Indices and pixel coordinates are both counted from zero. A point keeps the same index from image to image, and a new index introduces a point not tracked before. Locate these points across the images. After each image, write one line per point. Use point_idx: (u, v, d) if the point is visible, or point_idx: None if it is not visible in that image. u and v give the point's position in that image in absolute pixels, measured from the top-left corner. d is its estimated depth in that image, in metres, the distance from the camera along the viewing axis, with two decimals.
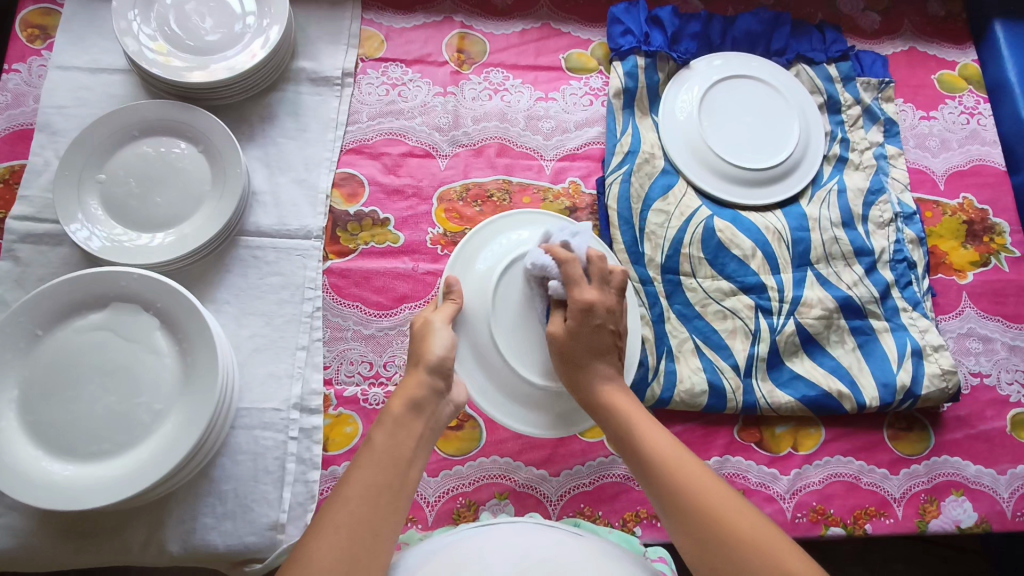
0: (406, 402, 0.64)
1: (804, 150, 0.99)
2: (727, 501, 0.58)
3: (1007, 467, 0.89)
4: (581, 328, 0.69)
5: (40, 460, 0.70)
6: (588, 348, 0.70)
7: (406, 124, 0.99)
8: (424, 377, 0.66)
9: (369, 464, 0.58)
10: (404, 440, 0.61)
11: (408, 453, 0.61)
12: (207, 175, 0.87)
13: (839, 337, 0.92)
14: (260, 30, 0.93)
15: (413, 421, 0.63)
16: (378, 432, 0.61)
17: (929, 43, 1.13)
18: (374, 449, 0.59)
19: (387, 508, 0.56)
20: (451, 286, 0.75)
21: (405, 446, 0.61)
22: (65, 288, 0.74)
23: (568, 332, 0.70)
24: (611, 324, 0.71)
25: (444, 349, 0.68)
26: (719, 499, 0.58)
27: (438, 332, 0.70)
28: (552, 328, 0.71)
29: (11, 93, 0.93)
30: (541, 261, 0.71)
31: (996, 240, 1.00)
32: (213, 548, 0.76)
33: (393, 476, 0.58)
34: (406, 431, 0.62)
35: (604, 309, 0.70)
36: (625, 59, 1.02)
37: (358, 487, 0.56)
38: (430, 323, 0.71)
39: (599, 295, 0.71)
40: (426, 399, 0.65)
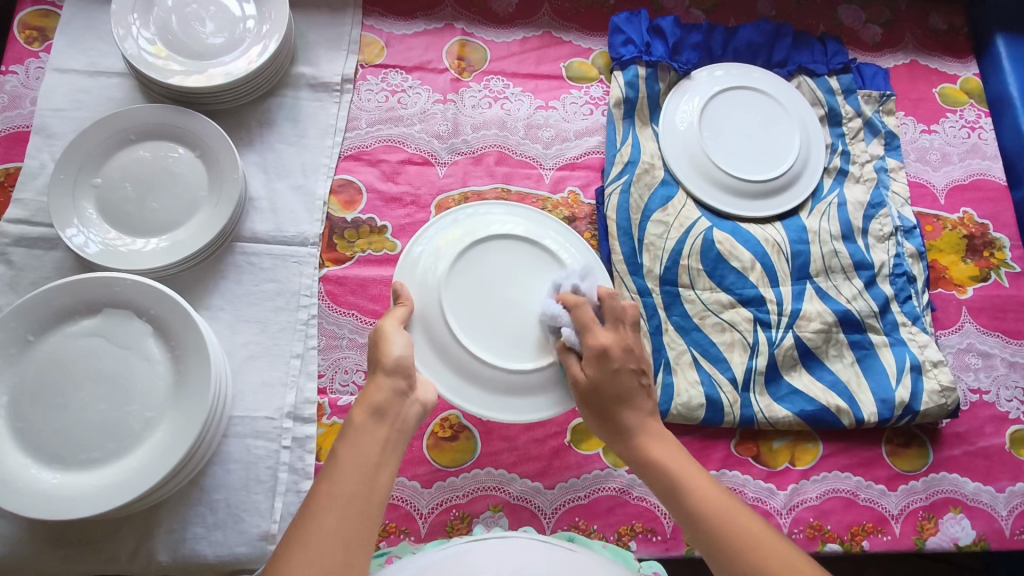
0: (368, 410, 0.62)
1: (804, 161, 0.99)
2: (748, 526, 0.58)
3: (1005, 485, 0.88)
4: (597, 376, 0.67)
5: (29, 468, 0.69)
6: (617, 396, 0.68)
7: (405, 131, 0.98)
8: (384, 380, 0.65)
9: (334, 478, 0.57)
10: (370, 447, 0.60)
11: (374, 459, 0.60)
12: (204, 181, 0.87)
13: (838, 352, 0.91)
14: (260, 36, 0.93)
15: (378, 427, 0.62)
16: (342, 445, 0.60)
17: (930, 56, 1.13)
18: (339, 461, 0.59)
19: (354, 518, 0.55)
20: (399, 290, 0.74)
21: (369, 453, 0.60)
22: (57, 293, 0.74)
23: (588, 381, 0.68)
24: (632, 361, 0.68)
25: (402, 349, 0.67)
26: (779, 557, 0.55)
27: (393, 335, 0.68)
28: (574, 372, 0.69)
29: (8, 95, 0.92)
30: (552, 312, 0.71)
31: (996, 255, 1.00)
32: (202, 558, 0.75)
33: (359, 487, 0.57)
34: (370, 436, 0.61)
35: (620, 352, 0.68)
36: (626, 69, 1.01)
37: (324, 502, 0.55)
38: (384, 326, 0.69)
39: (614, 337, 0.68)
40: (390, 403, 0.64)
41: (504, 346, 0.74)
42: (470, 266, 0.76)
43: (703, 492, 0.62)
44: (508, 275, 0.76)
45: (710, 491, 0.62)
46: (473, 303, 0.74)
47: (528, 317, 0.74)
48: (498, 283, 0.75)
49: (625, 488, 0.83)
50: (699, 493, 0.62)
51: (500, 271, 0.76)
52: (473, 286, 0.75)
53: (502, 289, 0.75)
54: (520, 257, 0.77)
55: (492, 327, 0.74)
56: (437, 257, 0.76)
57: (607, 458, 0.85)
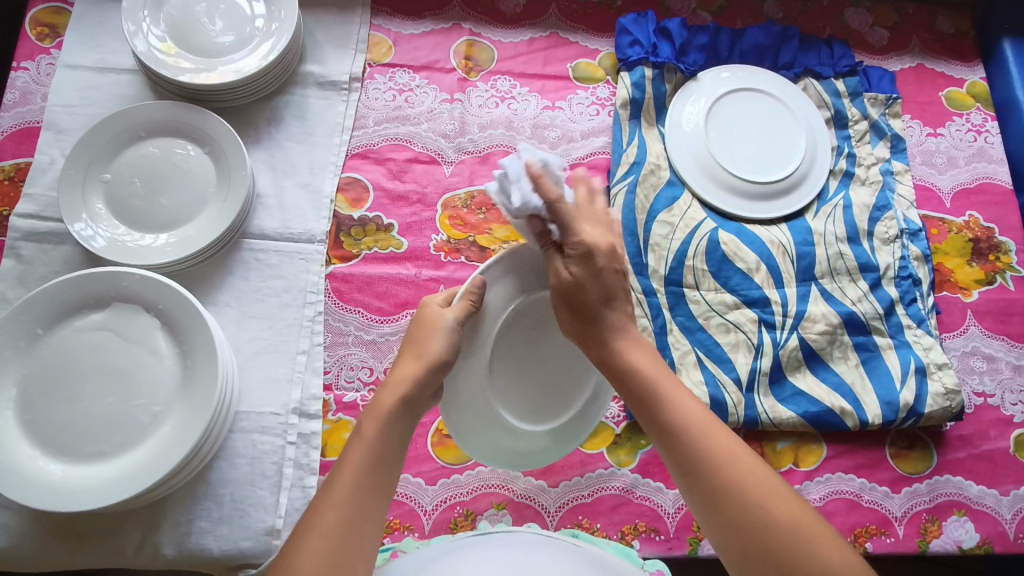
0: (400, 398, 0.59)
1: (810, 164, 0.99)
2: (734, 452, 0.56)
3: (1010, 488, 0.88)
4: (582, 275, 0.63)
5: (37, 460, 0.69)
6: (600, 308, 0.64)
7: (412, 130, 0.99)
8: (419, 372, 0.60)
9: (357, 466, 0.55)
10: (395, 438, 0.58)
11: (393, 453, 0.57)
12: (212, 178, 0.87)
13: (842, 353, 0.91)
14: (269, 34, 0.93)
15: (404, 417, 0.59)
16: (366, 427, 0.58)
17: (937, 59, 1.13)
18: (360, 447, 0.56)
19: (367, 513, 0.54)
20: (473, 287, 0.63)
21: (394, 445, 0.58)
22: (67, 287, 0.74)
23: (573, 279, 0.63)
24: (616, 262, 0.64)
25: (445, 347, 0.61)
26: (767, 496, 0.53)
27: (445, 329, 0.62)
28: (557, 262, 0.63)
29: (19, 91, 0.93)
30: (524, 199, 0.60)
31: (1001, 259, 1.00)
32: (207, 552, 0.76)
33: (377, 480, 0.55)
34: (395, 426, 0.59)
35: (603, 250, 0.63)
36: (632, 70, 1.02)
37: (343, 496, 0.53)
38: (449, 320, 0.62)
39: (597, 236, 0.64)
40: (421, 394, 0.60)
41: (509, 398, 0.70)
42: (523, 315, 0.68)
43: (687, 412, 0.58)
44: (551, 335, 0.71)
45: (697, 415, 0.58)
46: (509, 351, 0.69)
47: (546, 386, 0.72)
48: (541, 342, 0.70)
49: (629, 487, 0.84)
50: (681, 407, 0.59)
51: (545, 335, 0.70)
52: (523, 332, 0.69)
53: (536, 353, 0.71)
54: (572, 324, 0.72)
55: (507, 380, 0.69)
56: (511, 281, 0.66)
57: (611, 458, 0.85)
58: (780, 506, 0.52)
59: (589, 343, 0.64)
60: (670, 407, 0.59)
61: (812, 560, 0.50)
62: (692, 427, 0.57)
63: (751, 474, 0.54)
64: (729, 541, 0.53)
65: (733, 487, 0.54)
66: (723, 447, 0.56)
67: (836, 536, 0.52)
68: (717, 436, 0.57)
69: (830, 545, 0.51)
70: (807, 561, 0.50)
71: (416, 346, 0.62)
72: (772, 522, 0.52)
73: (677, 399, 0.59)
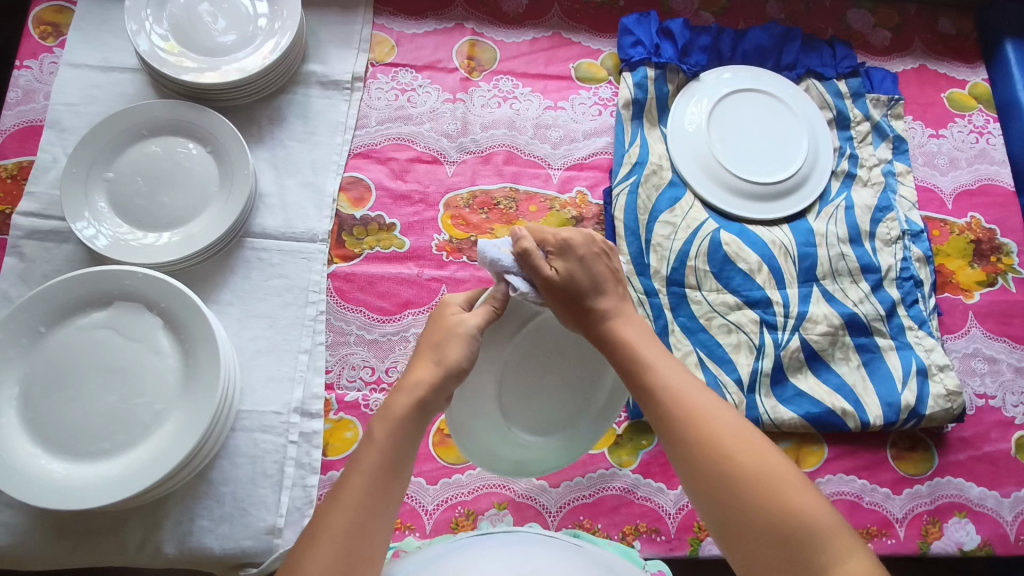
0: (413, 400, 0.57)
1: (812, 165, 0.99)
2: (712, 410, 0.56)
3: (1011, 490, 0.88)
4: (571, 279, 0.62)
5: (39, 458, 0.69)
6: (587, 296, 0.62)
7: (414, 130, 0.99)
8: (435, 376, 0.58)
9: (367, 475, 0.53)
10: (405, 445, 0.56)
11: (406, 457, 0.56)
12: (215, 177, 0.87)
13: (844, 354, 0.91)
14: (272, 33, 0.93)
15: (418, 422, 0.57)
16: (378, 432, 0.56)
17: (939, 61, 1.13)
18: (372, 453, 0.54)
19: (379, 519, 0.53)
20: (494, 296, 0.62)
21: (405, 452, 0.56)
22: (71, 286, 0.74)
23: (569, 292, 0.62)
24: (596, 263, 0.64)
25: (461, 351, 0.59)
26: (743, 447, 0.53)
27: (463, 332, 0.60)
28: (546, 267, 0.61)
29: (22, 89, 0.93)
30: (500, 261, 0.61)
31: (1003, 261, 1.00)
32: (208, 551, 0.76)
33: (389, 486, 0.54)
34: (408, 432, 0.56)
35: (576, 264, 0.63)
36: (635, 71, 1.02)
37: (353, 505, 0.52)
38: (470, 324, 0.61)
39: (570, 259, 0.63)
40: (435, 399, 0.58)
41: (516, 414, 0.70)
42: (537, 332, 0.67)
43: (668, 374, 0.59)
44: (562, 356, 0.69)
45: (673, 372, 0.59)
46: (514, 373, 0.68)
47: (551, 410, 0.71)
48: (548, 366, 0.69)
49: (630, 487, 0.84)
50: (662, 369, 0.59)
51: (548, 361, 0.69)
52: (533, 354, 0.68)
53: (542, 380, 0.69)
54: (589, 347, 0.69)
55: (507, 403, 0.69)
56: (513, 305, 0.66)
57: (612, 458, 0.85)
58: (753, 457, 0.53)
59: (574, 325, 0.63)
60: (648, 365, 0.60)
61: (789, 505, 0.50)
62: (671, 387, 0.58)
63: (727, 429, 0.55)
64: (706, 495, 0.53)
65: (709, 439, 0.54)
66: (700, 405, 0.56)
67: (812, 490, 0.52)
68: (696, 395, 0.57)
69: (806, 491, 0.51)
70: (782, 504, 0.50)
71: (432, 348, 0.60)
72: (748, 470, 0.52)
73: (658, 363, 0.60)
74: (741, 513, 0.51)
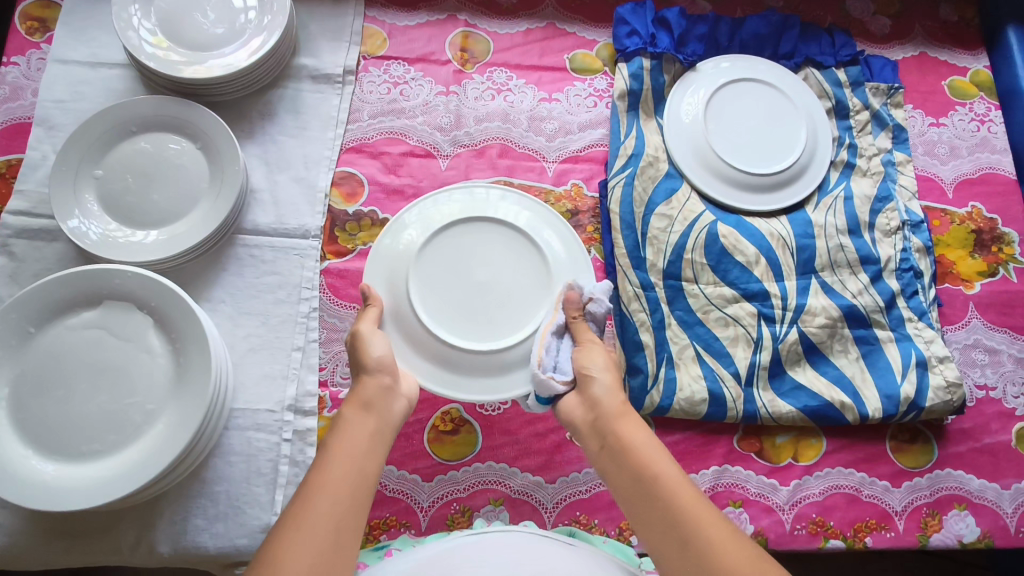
0: (358, 406, 0.65)
1: (811, 154, 0.98)
2: (706, 516, 0.55)
3: (1012, 482, 0.87)
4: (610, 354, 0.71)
5: (30, 459, 0.69)
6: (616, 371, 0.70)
7: (408, 123, 0.97)
8: (370, 379, 0.67)
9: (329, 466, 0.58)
10: (359, 436, 0.62)
11: (366, 447, 0.61)
12: (205, 173, 0.86)
13: (843, 347, 0.90)
14: (261, 27, 0.92)
15: (366, 418, 0.64)
16: (333, 437, 0.62)
17: (940, 48, 1.11)
18: (330, 451, 0.60)
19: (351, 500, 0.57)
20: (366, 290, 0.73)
21: (360, 442, 0.62)
22: (58, 286, 0.74)
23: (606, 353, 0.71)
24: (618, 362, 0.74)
25: (383, 350, 0.69)
26: (731, 552, 0.52)
27: (372, 336, 0.69)
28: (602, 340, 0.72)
29: (9, 86, 0.92)
30: (587, 286, 0.72)
31: (1004, 250, 0.99)
32: (203, 550, 0.75)
33: (355, 471, 0.59)
34: (360, 428, 0.63)
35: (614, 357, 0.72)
36: (630, 61, 1.01)
37: (318, 493, 0.56)
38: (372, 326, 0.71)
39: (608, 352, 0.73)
40: (377, 397, 0.66)
41: (437, 309, 0.72)
42: (464, 231, 0.75)
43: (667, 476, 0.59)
44: (487, 256, 0.74)
45: (665, 466, 0.60)
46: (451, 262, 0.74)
47: (477, 305, 0.73)
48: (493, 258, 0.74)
49: None
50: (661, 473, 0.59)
51: (494, 255, 0.74)
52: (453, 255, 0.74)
53: (481, 277, 0.73)
54: (512, 250, 0.75)
55: (441, 290, 0.73)
56: (468, 200, 0.78)
57: None
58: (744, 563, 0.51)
59: (594, 372, 0.68)
60: (639, 459, 0.61)
61: None
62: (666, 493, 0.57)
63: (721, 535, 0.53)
64: None
65: (698, 548, 0.53)
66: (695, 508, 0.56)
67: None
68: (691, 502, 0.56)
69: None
70: None
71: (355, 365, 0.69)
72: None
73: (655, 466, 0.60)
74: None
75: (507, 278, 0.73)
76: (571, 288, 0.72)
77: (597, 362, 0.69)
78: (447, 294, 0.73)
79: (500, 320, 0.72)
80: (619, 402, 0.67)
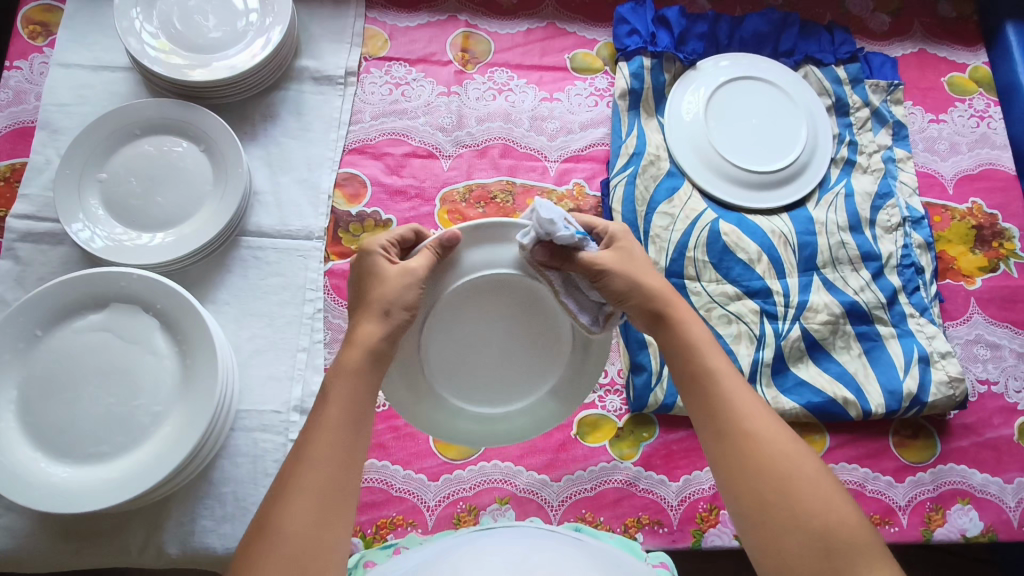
0: (367, 353, 0.58)
1: (812, 151, 0.98)
2: (763, 422, 0.56)
3: (1014, 476, 0.87)
4: (614, 262, 0.62)
5: (39, 462, 0.69)
6: (637, 269, 0.63)
7: (410, 124, 0.98)
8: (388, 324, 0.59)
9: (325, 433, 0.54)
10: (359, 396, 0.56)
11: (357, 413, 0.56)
12: (208, 175, 0.87)
13: (845, 343, 0.91)
14: (263, 29, 0.92)
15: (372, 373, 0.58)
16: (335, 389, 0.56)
17: (939, 44, 1.12)
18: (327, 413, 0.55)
19: (339, 488, 0.52)
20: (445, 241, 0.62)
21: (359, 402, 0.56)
22: (65, 288, 0.74)
23: (614, 265, 0.62)
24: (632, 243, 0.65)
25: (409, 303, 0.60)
26: (792, 460, 0.54)
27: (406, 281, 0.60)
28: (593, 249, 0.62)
29: (13, 90, 0.92)
30: (526, 239, 0.61)
31: (1005, 246, 0.99)
32: (211, 550, 0.75)
33: (342, 453, 0.53)
34: (362, 384, 0.57)
35: (617, 255, 0.63)
36: (631, 60, 1.01)
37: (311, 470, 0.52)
38: (410, 267, 0.61)
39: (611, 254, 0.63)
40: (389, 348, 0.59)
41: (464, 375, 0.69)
42: (470, 299, 0.65)
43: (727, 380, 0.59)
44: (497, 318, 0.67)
45: (727, 370, 0.59)
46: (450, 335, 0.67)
47: (501, 368, 0.69)
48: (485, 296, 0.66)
49: (631, 480, 0.83)
50: (722, 376, 0.59)
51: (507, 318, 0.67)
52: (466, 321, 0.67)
53: (494, 328, 0.68)
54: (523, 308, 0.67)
55: (471, 369, 0.69)
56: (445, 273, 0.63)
57: (614, 451, 0.85)
58: (799, 469, 0.54)
59: (626, 290, 0.62)
60: (700, 360, 0.60)
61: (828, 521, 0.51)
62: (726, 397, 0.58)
63: (779, 441, 0.55)
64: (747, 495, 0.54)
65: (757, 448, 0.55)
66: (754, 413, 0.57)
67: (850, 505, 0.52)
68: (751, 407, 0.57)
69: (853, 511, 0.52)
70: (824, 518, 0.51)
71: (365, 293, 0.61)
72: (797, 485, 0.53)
73: (718, 369, 0.59)
74: (779, 523, 0.52)
75: (512, 309, 0.67)
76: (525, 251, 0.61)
77: (630, 278, 0.62)
78: (474, 360, 0.68)
79: (528, 366, 0.70)
80: (657, 304, 0.62)
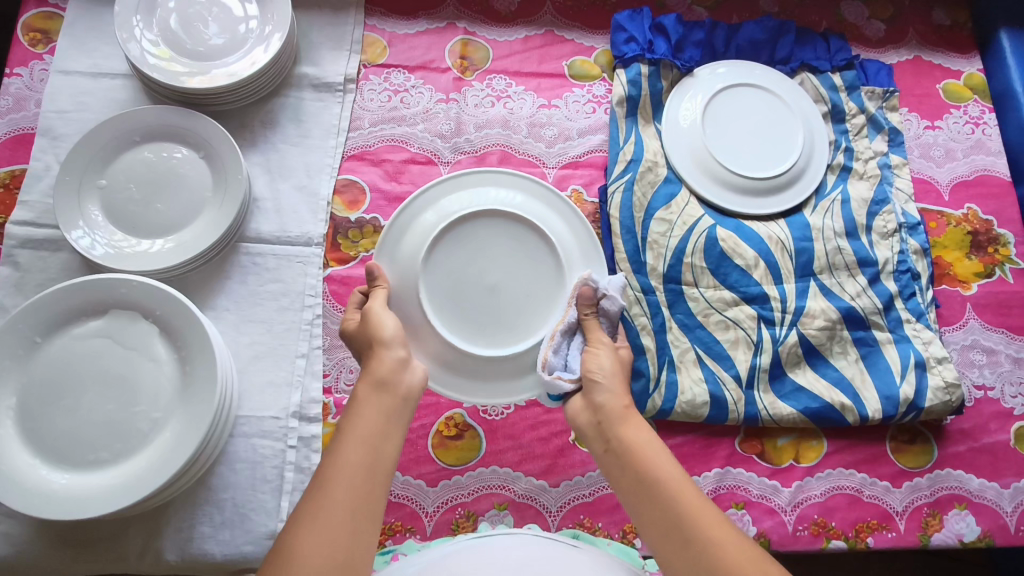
0: (372, 383, 0.64)
1: (807, 158, 0.99)
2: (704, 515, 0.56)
3: (1011, 481, 0.88)
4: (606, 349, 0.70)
5: (38, 469, 0.69)
6: (620, 370, 0.70)
7: (408, 131, 0.98)
8: (383, 352, 0.66)
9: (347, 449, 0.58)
10: (374, 416, 0.62)
11: (380, 430, 0.61)
12: (208, 182, 0.87)
13: (842, 349, 0.91)
14: (263, 36, 0.93)
15: (381, 398, 0.63)
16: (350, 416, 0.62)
17: (934, 52, 1.12)
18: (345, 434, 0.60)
19: (367, 490, 0.56)
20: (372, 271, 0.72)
21: (375, 422, 0.61)
22: (64, 295, 0.74)
23: (605, 349, 0.70)
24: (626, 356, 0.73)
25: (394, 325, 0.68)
26: (739, 551, 0.52)
27: (380, 313, 0.69)
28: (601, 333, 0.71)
29: (13, 97, 0.92)
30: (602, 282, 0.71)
31: (1000, 251, 1.00)
32: (209, 557, 0.76)
33: (364, 464, 0.58)
34: (375, 406, 0.63)
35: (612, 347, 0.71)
36: (628, 67, 1.02)
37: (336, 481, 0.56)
38: (372, 306, 0.70)
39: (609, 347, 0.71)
40: (392, 374, 0.65)
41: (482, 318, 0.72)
42: (443, 258, 0.72)
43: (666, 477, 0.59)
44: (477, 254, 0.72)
45: (664, 467, 0.60)
46: (456, 286, 0.72)
47: (508, 295, 0.72)
48: (455, 241, 0.72)
49: None
50: (660, 475, 0.60)
51: (484, 249, 0.72)
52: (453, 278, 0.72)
53: (492, 261, 0.72)
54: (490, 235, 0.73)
55: (501, 303, 0.72)
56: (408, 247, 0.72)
57: None
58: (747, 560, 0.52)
59: (598, 374, 0.68)
60: (640, 462, 0.61)
61: None
62: (666, 495, 0.58)
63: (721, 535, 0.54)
64: None
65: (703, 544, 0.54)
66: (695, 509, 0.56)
67: None
68: (692, 502, 0.57)
69: None
70: None
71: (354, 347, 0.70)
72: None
73: (655, 467, 0.60)
74: None
75: (484, 235, 0.73)
76: (585, 284, 0.70)
77: (605, 367, 0.68)
78: (486, 301, 0.72)
79: (529, 284, 0.72)
80: (619, 403, 0.66)
